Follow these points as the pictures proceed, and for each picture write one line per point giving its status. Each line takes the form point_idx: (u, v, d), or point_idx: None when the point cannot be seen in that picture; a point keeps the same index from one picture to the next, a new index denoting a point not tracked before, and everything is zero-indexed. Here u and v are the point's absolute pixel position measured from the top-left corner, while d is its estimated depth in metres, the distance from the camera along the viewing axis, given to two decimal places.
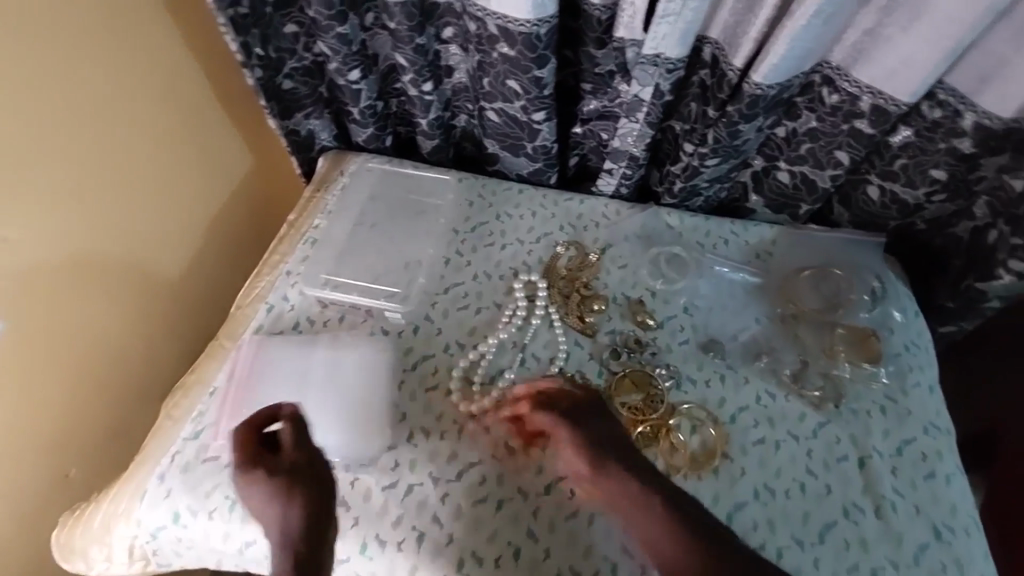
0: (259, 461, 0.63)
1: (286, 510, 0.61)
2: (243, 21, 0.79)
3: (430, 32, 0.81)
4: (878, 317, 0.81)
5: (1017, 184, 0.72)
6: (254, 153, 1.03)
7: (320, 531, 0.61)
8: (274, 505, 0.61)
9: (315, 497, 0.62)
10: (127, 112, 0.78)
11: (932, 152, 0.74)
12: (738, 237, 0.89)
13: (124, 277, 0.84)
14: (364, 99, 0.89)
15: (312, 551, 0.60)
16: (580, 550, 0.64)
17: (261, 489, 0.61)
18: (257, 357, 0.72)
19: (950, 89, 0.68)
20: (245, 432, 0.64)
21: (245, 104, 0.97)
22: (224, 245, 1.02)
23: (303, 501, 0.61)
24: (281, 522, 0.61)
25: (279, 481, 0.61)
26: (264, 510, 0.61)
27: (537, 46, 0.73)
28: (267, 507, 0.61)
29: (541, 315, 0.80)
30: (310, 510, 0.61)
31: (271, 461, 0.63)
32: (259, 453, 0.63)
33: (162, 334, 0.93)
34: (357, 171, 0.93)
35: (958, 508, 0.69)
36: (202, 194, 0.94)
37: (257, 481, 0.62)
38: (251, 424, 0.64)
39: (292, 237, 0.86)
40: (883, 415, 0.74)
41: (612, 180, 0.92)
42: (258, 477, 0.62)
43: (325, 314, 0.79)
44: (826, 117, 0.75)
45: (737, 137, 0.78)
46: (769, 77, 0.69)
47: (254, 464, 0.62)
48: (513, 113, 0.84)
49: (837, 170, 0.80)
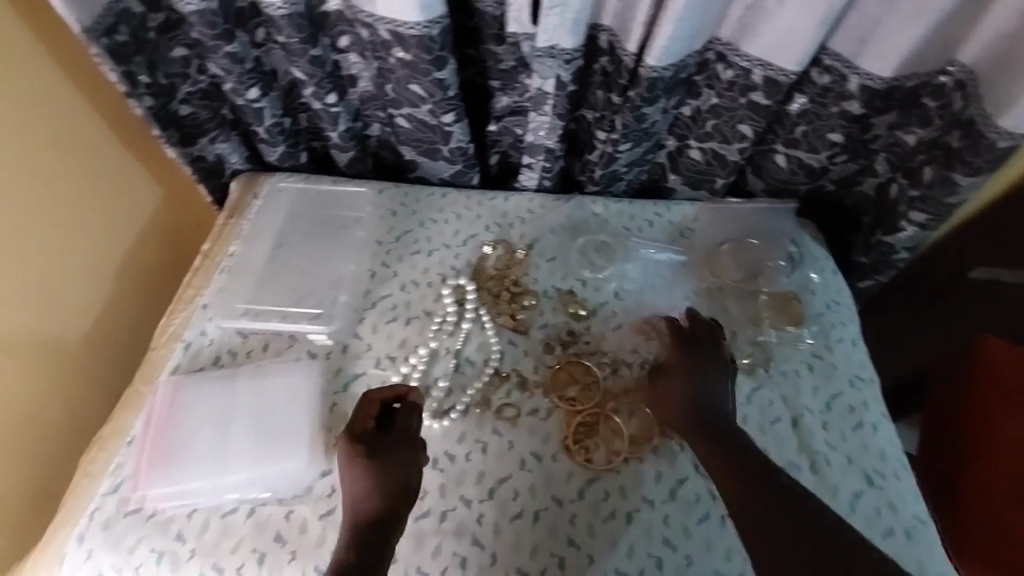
0: (356, 441, 0.61)
1: (370, 489, 0.58)
2: (122, 49, 0.74)
3: (325, 42, 0.79)
4: (797, 280, 0.84)
5: (910, 139, 0.76)
6: (157, 187, 0.96)
7: (390, 519, 0.58)
8: (359, 483, 0.59)
9: (397, 483, 0.59)
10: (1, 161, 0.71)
11: (827, 116, 0.76)
12: (661, 217, 0.89)
13: (18, 338, 0.76)
14: (268, 117, 0.86)
15: (378, 538, 0.57)
16: (527, 549, 0.64)
17: (352, 468, 0.60)
18: (175, 399, 0.70)
19: (835, 54, 0.70)
20: (365, 412, 0.63)
21: (138, 137, 0.90)
22: (137, 288, 0.95)
23: (388, 483, 0.59)
24: (362, 502, 0.58)
25: (369, 461, 0.59)
26: (349, 489, 0.59)
27: (432, 48, 0.71)
28: (353, 485, 0.59)
29: (472, 318, 0.79)
30: (390, 496, 0.59)
31: (370, 441, 0.61)
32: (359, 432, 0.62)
33: (86, 390, 0.87)
34: (269, 193, 0.90)
35: (887, 453, 0.71)
36: (107, 238, 0.88)
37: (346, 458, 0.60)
38: (377, 403, 0.64)
39: (207, 269, 0.83)
40: (811, 373, 0.76)
41: (533, 174, 0.92)
42: (348, 455, 0.60)
43: (247, 344, 0.76)
44: (724, 92, 0.77)
45: (643, 120, 0.79)
46: (662, 59, 0.70)
47: (357, 442, 0.61)
48: (422, 118, 0.82)
49: (744, 143, 0.81)
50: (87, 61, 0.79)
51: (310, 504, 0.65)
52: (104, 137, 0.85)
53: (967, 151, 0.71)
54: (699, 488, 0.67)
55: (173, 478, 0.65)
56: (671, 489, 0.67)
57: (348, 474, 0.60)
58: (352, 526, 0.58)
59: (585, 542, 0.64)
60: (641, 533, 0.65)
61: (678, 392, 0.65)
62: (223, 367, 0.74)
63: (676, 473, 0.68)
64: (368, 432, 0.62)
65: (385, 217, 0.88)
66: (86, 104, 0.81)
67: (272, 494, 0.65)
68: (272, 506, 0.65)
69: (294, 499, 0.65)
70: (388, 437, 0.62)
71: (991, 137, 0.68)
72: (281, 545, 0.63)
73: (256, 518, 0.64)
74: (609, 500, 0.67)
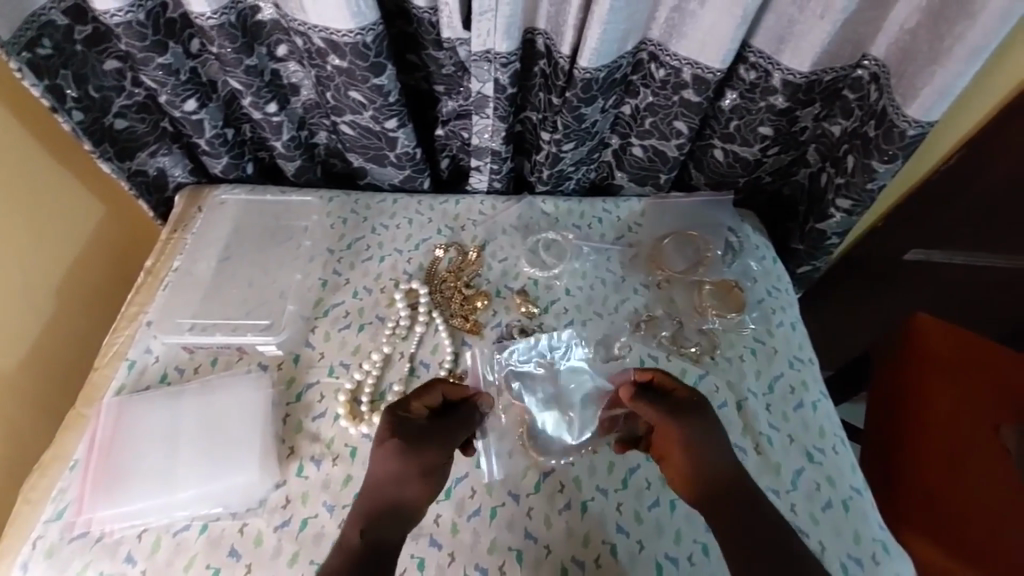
0: (404, 424, 0.61)
1: (398, 474, 0.58)
2: (46, 63, 0.72)
3: (261, 51, 0.78)
4: (739, 270, 0.87)
5: (835, 130, 0.82)
6: (98, 209, 0.93)
7: (402, 510, 0.58)
8: (391, 466, 0.58)
9: (424, 480, 0.59)
10: None
11: (755, 111, 0.80)
12: (610, 214, 0.92)
13: None
14: (208, 128, 0.85)
15: (388, 528, 0.57)
16: (485, 546, 0.65)
17: (387, 447, 0.59)
18: (118, 421, 0.69)
19: (758, 52, 0.74)
20: (420, 398, 0.63)
21: (74, 159, 0.87)
22: (82, 311, 0.92)
23: (415, 476, 0.58)
24: (388, 484, 0.58)
25: (417, 446, 0.59)
26: (377, 469, 0.59)
27: (368, 55, 0.72)
28: (385, 466, 0.58)
29: (424, 321, 0.80)
30: (412, 488, 0.58)
31: (417, 426, 0.61)
32: (409, 415, 0.62)
33: (33, 414, 0.85)
34: (211, 206, 0.89)
35: (826, 430, 0.74)
36: (48, 259, 0.85)
37: (391, 437, 0.59)
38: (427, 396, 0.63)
39: (151, 286, 0.82)
40: (754, 358, 0.79)
41: (483, 176, 0.93)
42: (395, 434, 0.60)
43: (194, 359, 0.76)
44: (659, 91, 0.79)
45: (584, 120, 0.81)
46: (594, 60, 0.72)
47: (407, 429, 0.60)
48: (365, 124, 0.83)
49: (681, 140, 0.84)
50: (9, 76, 0.76)
51: (264, 515, 0.65)
52: (33, 152, 0.81)
53: (881, 139, 0.75)
54: (649, 474, 0.69)
55: (117, 501, 0.64)
56: (623, 477, 0.69)
57: (381, 453, 0.59)
58: (370, 504, 0.57)
59: (541, 534, 0.66)
60: (597, 520, 0.66)
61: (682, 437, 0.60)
62: (169, 384, 0.74)
63: (629, 461, 0.70)
64: (418, 417, 0.62)
65: (336, 225, 0.88)
66: (13, 119, 0.78)
67: (224, 509, 0.65)
68: (225, 521, 0.64)
69: (247, 512, 0.65)
70: (437, 428, 0.61)
71: (902, 126, 0.72)
72: (234, 559, 0.62)
73: (207, 535, 0.63)
74: (564, 492, 0.68)
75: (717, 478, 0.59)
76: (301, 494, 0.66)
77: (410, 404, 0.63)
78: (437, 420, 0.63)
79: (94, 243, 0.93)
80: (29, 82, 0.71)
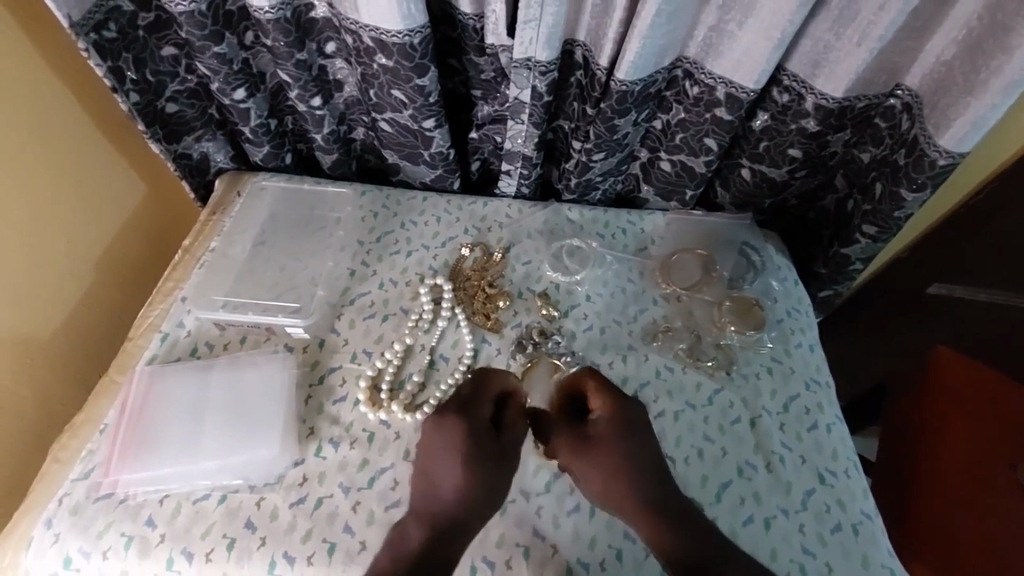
0: (473, 433, 0.62)
1: (456, 485, 0.60)
2: (110, 45, 0.76)
3: (311, 47, 0.82)
4: (760, 289, 0.88)
5: (865, 156, 0.83)
6: (146, 190, 0.98)
7: (469, 529, 0.59)
8: (452, 473, 0.60)
9: (493, 501, 0.61)
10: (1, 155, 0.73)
11: (786, 133, 0.81)
12: (634, 226, 0.93)
13: (7, 337, 0.76)
14: (254, 118, 0.89)
15: (448, 542, 0.58)
16: (494, 539, 0.65)
17: (449, 456, 0.61)
18: (150, 389, 0.72)
19: (792, 76, 0.75)
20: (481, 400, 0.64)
21: (127, 138, 0.92)
22: (124, 288, 0.95)
23: (482, 498, 0.60)
24: (448, 497, 0.60)
25: (475, 460, 0.61)
26: (442, 478, 0.61)
27: (413, 56, 0.75)
28: (452, 482, 0.60)
29: (447, 316, 0.82)
30: (478, 506, 0.60)
31: (480, 435, 0.62)
32: (476, 424, 0.63)
33: (70, 380, 0.87)
34: (251, 191, 0.93)
35: (839, 453, 0.74)
36: (96, 233, 0.89)
37: (463, 455, 0.61)
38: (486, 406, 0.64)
39: (187, 264, 0.85)
40: (770, 377, 0.79)
41: (512, 181, 0.94)
42: (467, 449, 0.61)
43: (224, 336, 0.79)
44: (691, 108, 0.81)
45: (616, 132, 0.82)
46: (631, 74, 0.74)
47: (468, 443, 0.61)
48: (404, 123, 0.85)
49: (710, 156, 0.85)
50: (77, 57, 0.81)
51: (280, 491, 0.67)
52: (91, 129, 0.86)
53: (910, 168, 0.75)
54: None
55: (144, 464, 0.66)
56: None
57: (444, 462, 0.61)
58: (433, 517, 0.59)
59: (550, 532, 0.66)
60: (604, 524, 0.67)
61: (606, 450, 0.61)
62: (199, 358, 0.77)
63: None
64: (480, 424, 0.63)
65: (366, 218, 0.91)
66: (76, 100, 0.83)
67: (245, 481, 0.67)
68: (244, 493, 0.66)
69: (265, 487, 0.67)
70: (495, 442, 0.62)
71: (933, 156, 0.73)
72: (250, 531, 0.64)
73: (226, 505, 0.65)
74: (574, 493, 0.69)
75: (635, 485, 0.60)
76: (318, 474, 0.68)
77: (474, 409, 0.64)
78: (495, 434, 0.63)
79: (139, 222, 0.97)
80: (94, 62, 0.75)
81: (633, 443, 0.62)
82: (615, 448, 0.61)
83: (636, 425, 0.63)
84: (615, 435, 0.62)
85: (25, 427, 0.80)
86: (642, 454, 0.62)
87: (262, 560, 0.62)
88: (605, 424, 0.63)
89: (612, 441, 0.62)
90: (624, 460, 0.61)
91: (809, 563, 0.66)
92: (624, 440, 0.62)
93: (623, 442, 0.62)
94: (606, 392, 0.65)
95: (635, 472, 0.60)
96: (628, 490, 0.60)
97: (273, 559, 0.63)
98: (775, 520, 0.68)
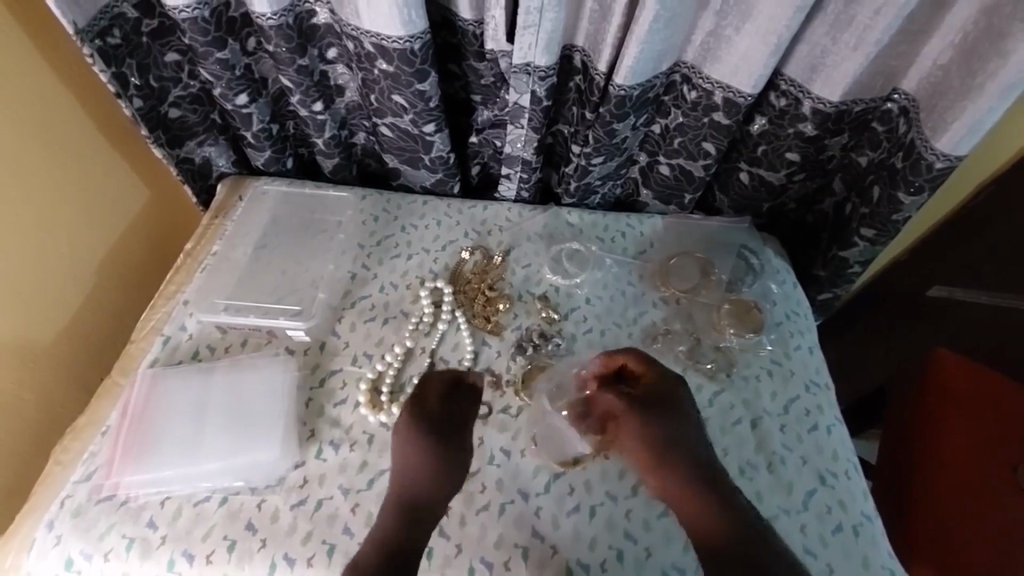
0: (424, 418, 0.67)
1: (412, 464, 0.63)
2: (114, 51, 0.77)
3: (313, 53, 0.83)
4: (759, 291, 0.88)
5: (863, 160, 0.83)
6: (150, 194, 0.98)
7: (428, 508, 0.62)
8: (407, 455, 0.64)
9: (458, 481, 0.64)
10: (5, 158, 0.74)
11: (784, 137, 0.81)
12: (634, 229, 0.93)
13: (9, 339, 0.77)
14: (256, 123, 0.89)
15: (411, 523, 0.60)
16: (493, 540, 0.66)
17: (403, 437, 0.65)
18: (152, 390, 0.73)
19: (790, 80, 0.76)
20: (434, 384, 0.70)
21: (131, 142, 0.93)
22: (126, 291, 0.96)
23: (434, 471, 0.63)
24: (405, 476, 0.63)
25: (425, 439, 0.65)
26: (399, 459, 0.64)
27: (414, 61, 0.76)
28: (409, 468, 0.63)
29: (447, 319, 0.82)
30: (435, 486, 0.63)
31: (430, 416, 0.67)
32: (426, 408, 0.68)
33: (73, 383, 0.87)
34: (253, 195, 0.94)
35: (839, 455, 0.74)
36: (98, 237, 0.89)
37: (411, 433, 0.65)
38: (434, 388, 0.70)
39: (190, 267, 0.86)
40: (770, 379, 0.79)
41: (512, 185, 0.95)
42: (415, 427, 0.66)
43: (226, 339, 0.79)
44: (689, 112, 0.81)
45: (615, 136, 0.83)
46: (630, 78, 0.74)
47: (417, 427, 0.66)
48: (405, 127, 0.86)
49: (708, 160, 0.86)
50: (82, 64, 0.82)
51: (281, 493, 0.67)
52: (94, 134, 0.86)
53: (908, 170, 0.76)
54: None
55: (147, 466, 0.67)
56: (633, 485, 0.70)
57: (401, 445, 0.65)
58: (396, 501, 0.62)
59: (549, 534, 0.66)
60: (603, 525, 0.67)
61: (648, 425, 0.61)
62: (201, 361, 0.77)
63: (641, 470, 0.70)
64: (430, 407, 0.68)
65: (367, 221, 0.91)
66: (80, 106, 0.84)
67: (246, 483, 0.67)
68: (244, 495, 0.67)
69: (266, 489, 0.67)
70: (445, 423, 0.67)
71: (930, 159, 0.73)
72: (250, 533, 0.64)
73: (227, 507, 0.66)
74: (573, 494, 0.69)
75: (676, 462, 0.59)
76: (318, 475, 0.68)
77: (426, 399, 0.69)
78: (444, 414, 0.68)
79: (141, 225, 0.97)
80: (99, 69, 0.76)
81: (677, 422, 0.62)
82: (656, 423, 0.61)
83: (680, 403, 0.63)
84: (658, 410, 0.62)
85: (27, 429, 0.80)
86: (684, 433, 0.61)
87: (262, 561, 0.63)
88: (649, 398, 0.63)
89: (654, 415, 0.62)
90: (665, 437, 0.60)
91: (810, 564, 0.66)
92: (666, 418, 0.62)
93: (665, 418, 0.62)
94: (653, 371, 0.66)
95: (675, 449, 0.60)
96: (669, 466, 0.59)
97: (273, 560, 0.63)
98: (775, 521, 0.68)
